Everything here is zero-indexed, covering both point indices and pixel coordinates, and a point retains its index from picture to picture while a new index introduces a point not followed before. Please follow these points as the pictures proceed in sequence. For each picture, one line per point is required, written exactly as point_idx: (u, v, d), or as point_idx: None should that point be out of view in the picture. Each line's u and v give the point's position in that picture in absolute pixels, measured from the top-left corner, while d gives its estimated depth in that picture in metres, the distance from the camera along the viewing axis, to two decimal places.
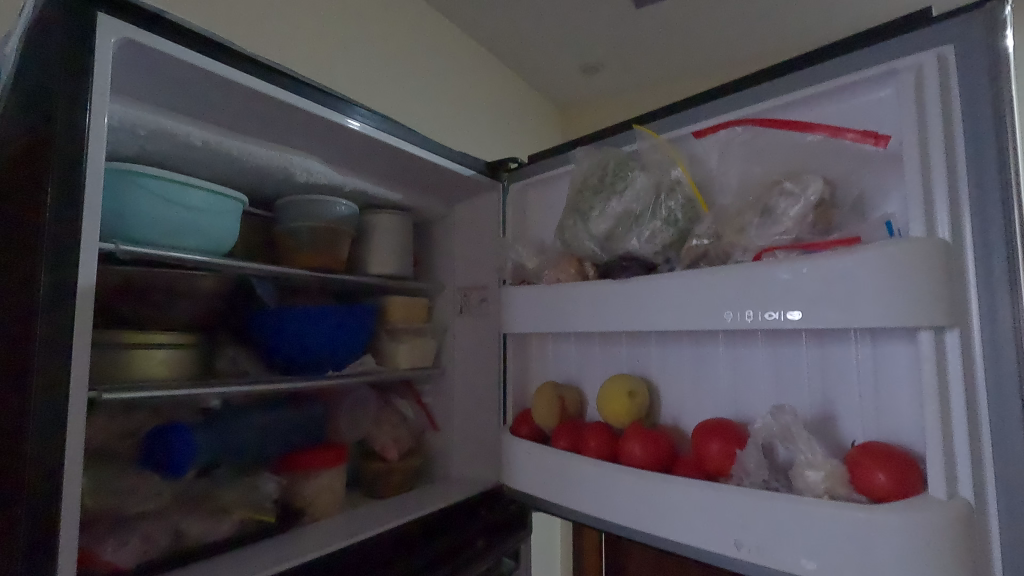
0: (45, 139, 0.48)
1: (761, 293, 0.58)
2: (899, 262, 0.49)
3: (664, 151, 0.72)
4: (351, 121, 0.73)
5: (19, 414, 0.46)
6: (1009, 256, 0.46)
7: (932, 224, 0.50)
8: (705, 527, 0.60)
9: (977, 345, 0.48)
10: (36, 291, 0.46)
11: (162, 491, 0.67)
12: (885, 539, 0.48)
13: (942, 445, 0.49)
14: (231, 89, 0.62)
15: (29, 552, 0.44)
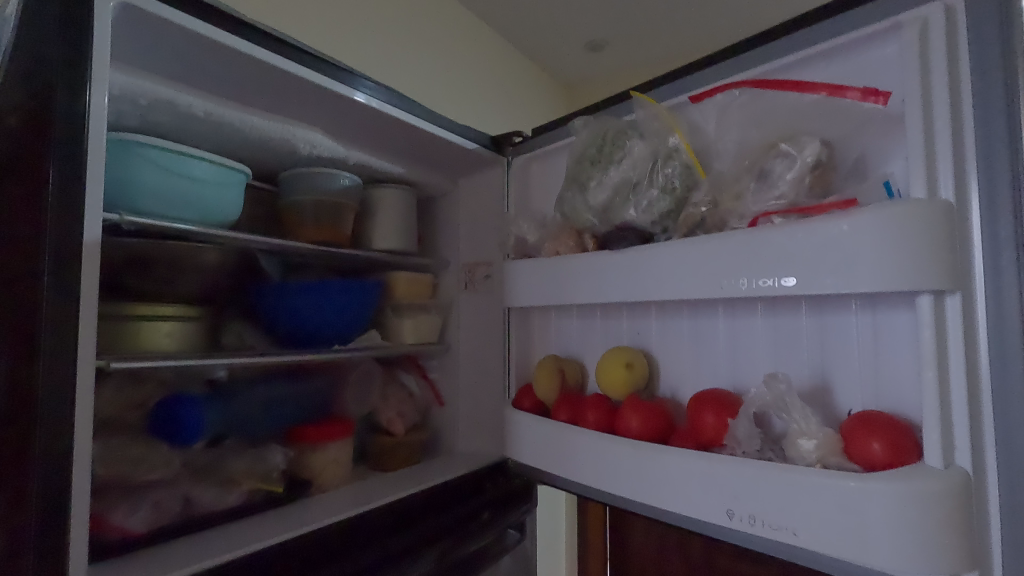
0: (44, 104, 0.48)
1: (758, 260, 0.57)
2: (899, 226, 0.48)
3: (663, 119, 0.70)
4: (357, 94, 0.72)
5: (27, 379, 0.46)
6: (1016, 217, 0.45)
7: (933, 186, 0.50)
8: (700, 498, 0.61)
9: (980, 310, 0.48)
10: (41, 256, 0.46)
11: (171, 461, 0.68)
12: (879, 507, 0.48)
13: (940, 415, 0.49)
14: (233, 58, 0.61)
15: (44, 511, 0.45)
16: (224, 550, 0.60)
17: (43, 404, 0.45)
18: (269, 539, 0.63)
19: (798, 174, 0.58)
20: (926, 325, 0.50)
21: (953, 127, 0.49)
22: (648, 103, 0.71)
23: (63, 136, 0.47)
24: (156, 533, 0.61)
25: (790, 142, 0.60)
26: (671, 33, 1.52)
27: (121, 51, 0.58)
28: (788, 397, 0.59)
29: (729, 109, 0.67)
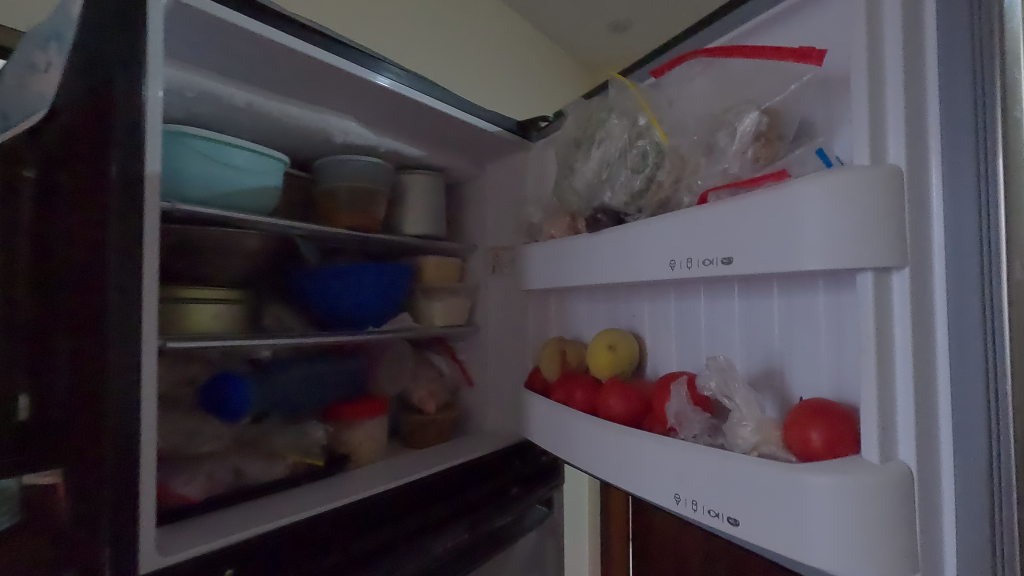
0: (106, 98, 0.51)
1: (705, 240, 0.55)
2: (832, 198, 0.45)
3: (635, 99, 0.70)
4: (380, 79, 0.73)
5: (97, 355, 0.50)
6: (979, 175, 0.42)
7: (877, 154, 0.46)
8: (652, 479, 0.61)
9: (940, 276, 0.45)
10: (109, 240, 0.50)
11: (221, 434, 0.72)
12: (814, 506, 0.44)
13: (878, 404, 0.45)
14: (269, 49, 0.63)
15: (117, 475, 0.49)
16: (275, 517, 0.64)
17: (111, 377, 0.49)
18: (314, 509, 0.67)
19: (741, 146, 0.58)
20: (865, 304, 0.46)
21: (918, 93, 0.45)
22: (625, 85, 0.71)
23: (128, 127, 0.50)
24: (211, 500, 0.66)
25: (733, 112, 0.60)
26: (693, 7, 1.47)
27: (172, 46, 0.61)
28: (732, 380, 0.59)
29: (688, 79, 0.68)
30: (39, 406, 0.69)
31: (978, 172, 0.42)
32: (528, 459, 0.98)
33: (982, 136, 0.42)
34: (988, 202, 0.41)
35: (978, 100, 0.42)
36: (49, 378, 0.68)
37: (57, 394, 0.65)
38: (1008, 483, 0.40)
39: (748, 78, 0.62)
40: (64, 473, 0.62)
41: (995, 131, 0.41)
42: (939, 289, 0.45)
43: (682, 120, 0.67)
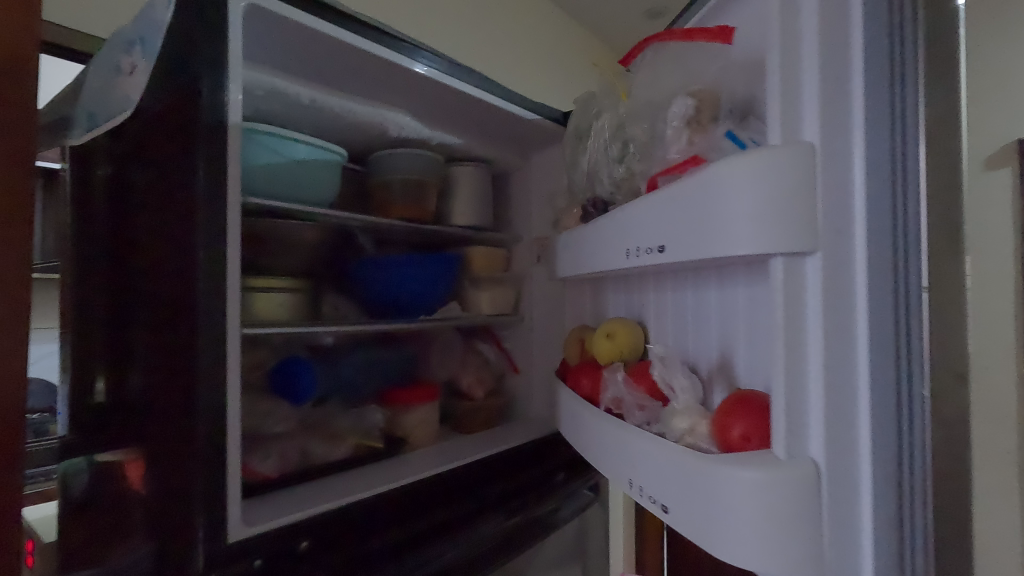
0: (192, 100, 0.55)
1: (647, 227, 0.54)
2: (732, 183, 0.42)
3: (614, 89, 0.73)
4: (417, 67, 0.72)
5: (189, 340, 0.55)
6: (893, 149, 0.39)
7: (792, 129, 0.42)
8: (615, 462, 0.60)
9: (860, 256, 0.40)
10: (197, 232, 0.54)
11: (289, 417, 0.76)
12: (725, 499, 0.42)
13: (788, 401, 0.42)
14: (323, 43, 0.65)
15: (210, 447, 0.54)
16: (340, 496, 0.68)
17: (203, 359, 0.54)
18: (374, 490, 0.71)
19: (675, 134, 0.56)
20: (774, 293, 0.42)
21: (841, 63, 0.41)
22: (609, 80, 0.74)
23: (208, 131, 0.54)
24: (284, 478, 0.70)
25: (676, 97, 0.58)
26: None
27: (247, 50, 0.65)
28: (674, 371, 0.61)
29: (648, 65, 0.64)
30: (118, 388, 0.74)
31: (892, 145, 0.38)
32: (558, 452, 0.97)
33: (898, 107, 0.38)
34: (900, 178, 0.38)
35: (889, 73, 0.39)
36: (129, 362, 0.73)
37: (139, 377, 0.70)
38: (921, 483, 0.37)
39: (695, 57, 0.59)
40: (145, 452, 0.67)
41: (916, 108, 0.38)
42: (860, 275, 0.41)
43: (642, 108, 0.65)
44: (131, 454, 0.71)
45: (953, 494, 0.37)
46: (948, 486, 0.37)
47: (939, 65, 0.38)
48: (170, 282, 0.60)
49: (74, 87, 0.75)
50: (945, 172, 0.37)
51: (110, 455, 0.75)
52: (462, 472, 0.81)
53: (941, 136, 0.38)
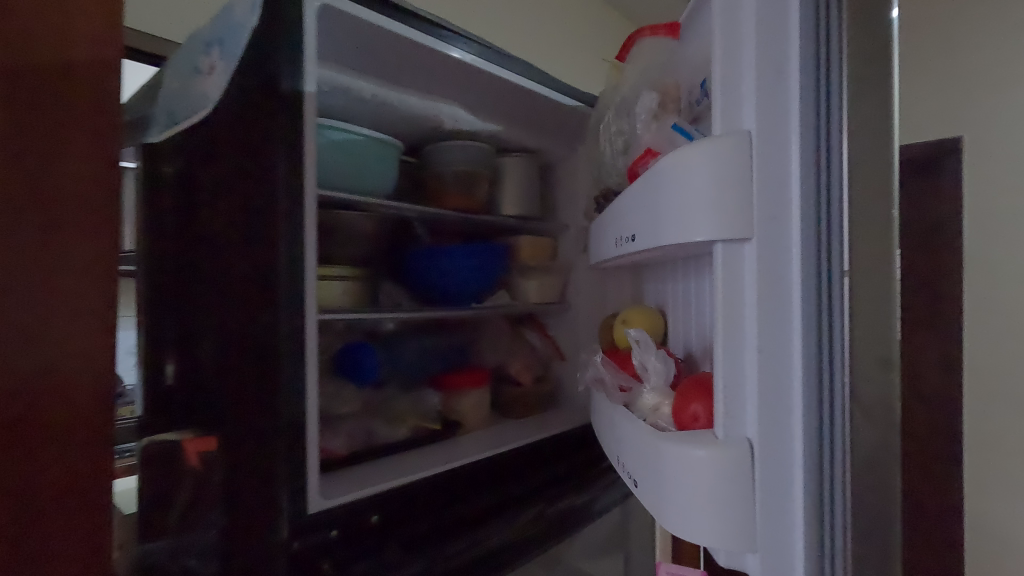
0: (271, 97, 0.59)
1: (630, 214, 0.55)
2: (681, 167, 0.43)
3: (615, 81, 0.75)
4: (454, 52, 0.73)
5: (272, 324, 0.60)
6: (820, 127, 0.36)
7: (730, 112, 0.41)
8: (613, 443, 0.62)
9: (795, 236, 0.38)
10: (279, 221, 0.59)
11: (354, 399, 0.80)
12: (675, 473, 0.42)
13: (727, 385, 0.41)
14: (374, 34, 0.68)
15: (290, 421, 0.58)
16: (405, 474, 0.72)
17: (284, 340, 0.59)
18: (433, 469, 0.74)
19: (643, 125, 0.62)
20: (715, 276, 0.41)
21: (778, 41, 0.39)
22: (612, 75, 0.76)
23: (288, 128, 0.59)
24: (353, 456, 0.74)
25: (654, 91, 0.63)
26: None
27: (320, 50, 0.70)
28: (650, 352, 0.60)
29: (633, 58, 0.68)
30: (190, 372, 0.80)
31: (817, 126, 0.37)
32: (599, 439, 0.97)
33: (820, 86, 0.37)
34: (823, 159, 0.36)
35: (814, 52, 0.37)
36: (202, 348, 0.78)
37: (217, 361, 0.75)
38: (840, 478, 0.35)
39: (667, 52, 0.62)
40: (229, 429, 0.73)
41: (840, 87, 0.35)
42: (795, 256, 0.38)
43: (628, 99, 0.69)
44: (211, 432, 0.76)
45: (877, 496, 0.34)
46: (869, 487, 0.34)
47: (865, 43, 0.35)
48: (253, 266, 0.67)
49: (150, 88, 0.80)
50: (871, 153, 0.35)
51: (184, 434, 0.81)
52: (513, 455, 0.84)
53: (870, 115, 0.35)
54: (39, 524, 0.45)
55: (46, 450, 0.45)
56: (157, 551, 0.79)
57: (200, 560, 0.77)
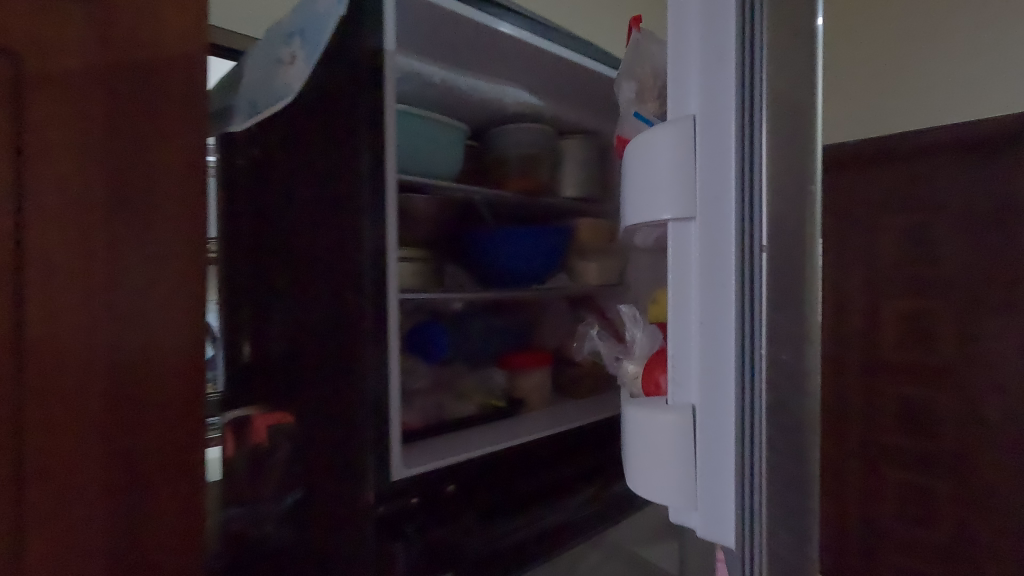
0: (356, 85, 0.66)
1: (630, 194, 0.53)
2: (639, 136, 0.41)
3: None
4: (502, 26, 0.73)
5: (356, 296, 0.65)
6: (748, 80, 0.33)
7: (678, 78, 0.38)
8: None
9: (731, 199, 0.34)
10: (363, 198, 0.65)
11: (424, 374, 0.85)
12: (633, 438, 0.41)
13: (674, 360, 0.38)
14: (435, 16, 0.69)
15: (377, 383, 0.63)
16: (481, 446, 0.75)
17: (370, 309, 0.64)
18: (506, 441, 0.77)
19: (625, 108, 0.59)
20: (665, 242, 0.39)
21: None
22: None
23: (373, 119, 0.65)
24: (426, 429, 0.78)
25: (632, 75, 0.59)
26: None
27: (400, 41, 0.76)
28: (637, 326, 0.57)
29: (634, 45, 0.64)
30: (263, 349, 0.85)
31: (742, 87, 0.33)
32: None
33: (746, 43, 0.33)
34: (747, 125, 0.33)
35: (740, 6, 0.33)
36: (275, 326, 0.83)
37: (290, 339, 0.80)
38: (757, 459, 0.31)
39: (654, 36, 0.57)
40: (303, 402, 0.77)
41: (761, 38, 0.32)
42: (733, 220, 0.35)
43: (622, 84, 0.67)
44: (286, 407, 0.81)
45: (795, 496, 0.31)
46: (785, 486, 0.31)
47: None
48: (328, 243, 0.71)
49: (227, 81, 0.85)
50: (788, 115, 0.31)
51: (255, 411, 0.86)
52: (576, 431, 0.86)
53: (794, 74, 0.31)
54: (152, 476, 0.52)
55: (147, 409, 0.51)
56: (237, 518, 0.85)
57: (276, 525, 0.82)
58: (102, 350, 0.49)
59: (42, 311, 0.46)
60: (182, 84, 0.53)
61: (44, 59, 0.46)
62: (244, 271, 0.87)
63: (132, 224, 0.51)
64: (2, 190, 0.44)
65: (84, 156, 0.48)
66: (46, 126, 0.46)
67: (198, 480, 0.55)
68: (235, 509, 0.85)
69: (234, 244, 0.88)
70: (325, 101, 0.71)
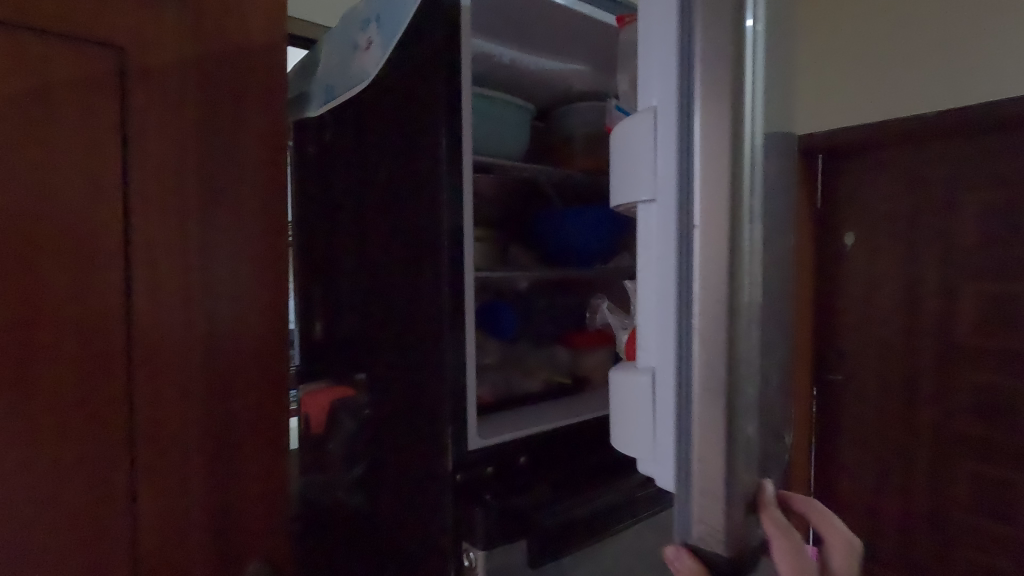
0: (433, 72, 0.69)
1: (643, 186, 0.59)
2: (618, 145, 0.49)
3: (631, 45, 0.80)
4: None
5: (434, 275, 0.69)
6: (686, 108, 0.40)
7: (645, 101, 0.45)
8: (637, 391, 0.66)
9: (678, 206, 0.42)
10: (441, 183, 0.68)
11: (493, 351, 0.87)
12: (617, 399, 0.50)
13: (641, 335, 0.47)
14: None
15: (455, 357, 0.67)
16: (540, 424, 0.78)
17: (448, 288, 0.67)
18: (565, 420, 0.80)
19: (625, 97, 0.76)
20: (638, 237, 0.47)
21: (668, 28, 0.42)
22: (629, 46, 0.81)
23: (449, 110, 0.68)
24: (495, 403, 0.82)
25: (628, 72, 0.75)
26: None
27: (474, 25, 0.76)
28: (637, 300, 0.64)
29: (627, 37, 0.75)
30: (333, 327, 0.88)
31: (682, 113, 0.41)
32: None
33: (685, 79, 0.40)
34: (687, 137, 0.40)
35: (682, 38, 0.41)
36: (343, 305, 0.86)
37: (361, 316, 0.83)
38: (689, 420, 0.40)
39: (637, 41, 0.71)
40: (377, 374, 0.80)
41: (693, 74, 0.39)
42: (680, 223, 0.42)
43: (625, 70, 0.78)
44: (358, 381, 0.84)
45: (716, 456, 0.38)
46: (709, 445, 0.38)
47: (721, 26, 0.37)
48: (401, 225, 0.74)
49: (304, 68, 0.89)
50: (714, 142, 0.38)
51: (319, 385, 0.90)
52: None
53: (718, 104, 0.38)
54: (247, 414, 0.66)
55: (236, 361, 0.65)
56: (312, 483, 0.91)
57: (347, 492, 0.86)
58: (221, 324, 0.63)
59: (152, 268, 0.58)
60: (266, 112, 0.66)
61: (173, 96, 0.59)
62: (316, 250, 0.90)
63: (220, 201, 0.63)
64: (113, 165, 0.55)
65: (176, 136, 0.59)
66: (175, 147, 0.59)
67: (281, 430, 0.69)
68: (311, 475, 0.91)
69: (305, 225, 0.92)
70: (399, 88, 0.75)
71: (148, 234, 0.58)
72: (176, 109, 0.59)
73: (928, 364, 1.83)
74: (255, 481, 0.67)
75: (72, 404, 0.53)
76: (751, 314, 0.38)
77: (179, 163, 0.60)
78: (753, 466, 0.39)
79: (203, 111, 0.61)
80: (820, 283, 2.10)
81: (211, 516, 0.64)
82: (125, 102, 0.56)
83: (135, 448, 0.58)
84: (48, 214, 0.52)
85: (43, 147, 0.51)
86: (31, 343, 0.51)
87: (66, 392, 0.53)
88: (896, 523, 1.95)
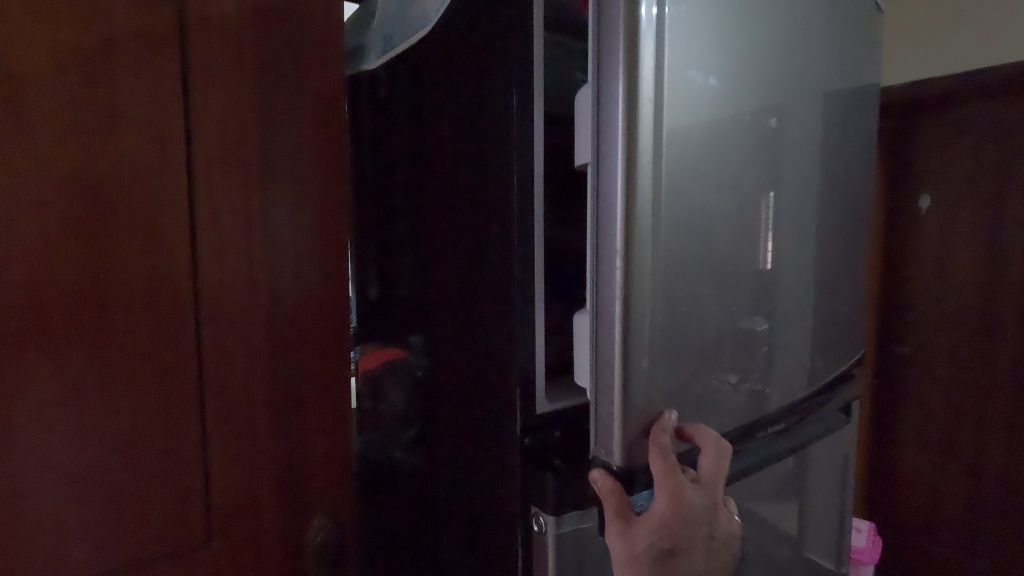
0: (507, 19, 0.64)
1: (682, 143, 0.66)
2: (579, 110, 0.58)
3: None
4: None
5: (503, 237, 0.65)
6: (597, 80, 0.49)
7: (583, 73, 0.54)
8: None
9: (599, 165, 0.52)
10: (513, 138, 0.64)
11: (558, 315, 0.84)
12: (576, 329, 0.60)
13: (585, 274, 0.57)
14: None
15: (524, 322, 0.64)
16: None
17: (518, 250, 0.64)
18: None
19: None
20: None
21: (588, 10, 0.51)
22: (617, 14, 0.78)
23: (521, 59, 0.63)
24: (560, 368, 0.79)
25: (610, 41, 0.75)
26: None
27: None
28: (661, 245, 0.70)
29: None
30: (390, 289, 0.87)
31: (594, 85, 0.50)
32: None
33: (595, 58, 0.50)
34: (597, 111, 0.49)
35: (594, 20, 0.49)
36: (402, 267, 0.84)
37: (420, 280, 0.81)
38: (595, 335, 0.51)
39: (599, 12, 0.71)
40: (435, 337, 0.78)
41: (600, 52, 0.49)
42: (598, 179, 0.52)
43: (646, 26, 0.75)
44: (416, 344, 0.83)
45: (612, 361, 0.50)
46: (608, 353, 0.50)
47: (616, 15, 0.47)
48: (465, 185, 0.71)
49: (360, 16, 0.85)
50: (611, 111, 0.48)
51: (374, 345, 0.90)
52: None
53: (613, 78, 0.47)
54: (307, 374, 0.65)
55: (297, 324, 0.63)
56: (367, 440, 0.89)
57: (404, 451, 0.87)
58: (284, 285, 0.62)
59: (214, 223, 0.57)
60: (321, 64, 0.63)
61: (229, 48, 0.57)
62: (370, 209, 0.87)
63: (281, 160, 0.61)
64: (176, 122, 0.54)
65: (233, 91, 0.57)
66: (233, 102, 0.57)
67: (345, 390, 0.68)
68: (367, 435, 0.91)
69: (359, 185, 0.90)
70: (465, 37, 0.70)
71: (210, 194, 0.56)
72: (230, 61, 0.57)
73: (1012, 340, 1.68)
74: (318, 441, 0.67)
75: (144, 364, 0.54)
76: (642, 265, 0.49)
77: (237, 119, 0.58)
78: (644, 372, 0.51)
79: (259, 64, 0.59)
80: (891, 249, 1.96)
81: (276, 474, 0.64)
82: (182, 55, 0.54)
83: (203, 404, 0.58)
84: (119, 171, 0.51)
85: (105, 105, 0.50)
86: (104, 307, 0.51)
87: (141, 353, 0.53)
88: (959, 502, 1.87)
